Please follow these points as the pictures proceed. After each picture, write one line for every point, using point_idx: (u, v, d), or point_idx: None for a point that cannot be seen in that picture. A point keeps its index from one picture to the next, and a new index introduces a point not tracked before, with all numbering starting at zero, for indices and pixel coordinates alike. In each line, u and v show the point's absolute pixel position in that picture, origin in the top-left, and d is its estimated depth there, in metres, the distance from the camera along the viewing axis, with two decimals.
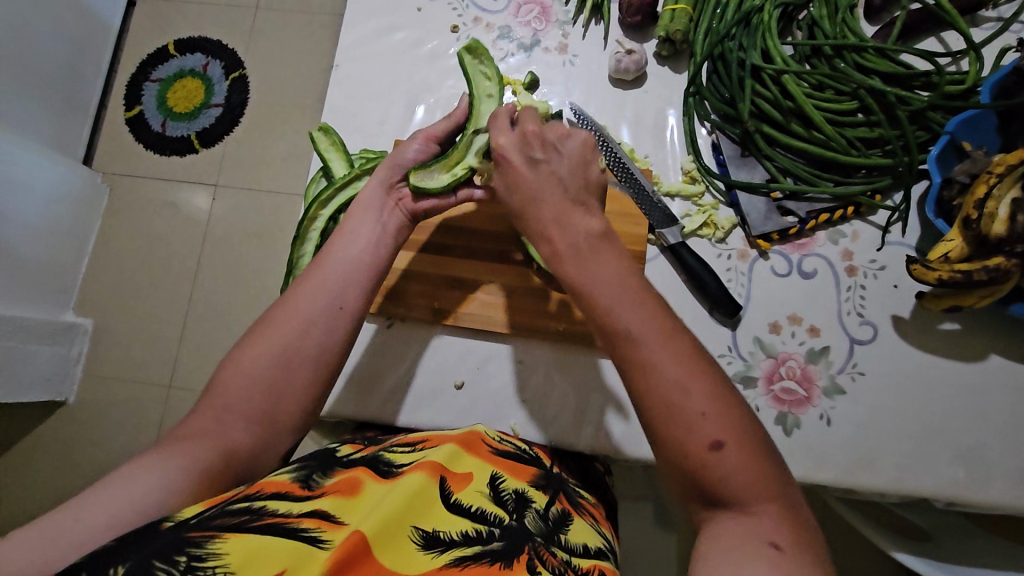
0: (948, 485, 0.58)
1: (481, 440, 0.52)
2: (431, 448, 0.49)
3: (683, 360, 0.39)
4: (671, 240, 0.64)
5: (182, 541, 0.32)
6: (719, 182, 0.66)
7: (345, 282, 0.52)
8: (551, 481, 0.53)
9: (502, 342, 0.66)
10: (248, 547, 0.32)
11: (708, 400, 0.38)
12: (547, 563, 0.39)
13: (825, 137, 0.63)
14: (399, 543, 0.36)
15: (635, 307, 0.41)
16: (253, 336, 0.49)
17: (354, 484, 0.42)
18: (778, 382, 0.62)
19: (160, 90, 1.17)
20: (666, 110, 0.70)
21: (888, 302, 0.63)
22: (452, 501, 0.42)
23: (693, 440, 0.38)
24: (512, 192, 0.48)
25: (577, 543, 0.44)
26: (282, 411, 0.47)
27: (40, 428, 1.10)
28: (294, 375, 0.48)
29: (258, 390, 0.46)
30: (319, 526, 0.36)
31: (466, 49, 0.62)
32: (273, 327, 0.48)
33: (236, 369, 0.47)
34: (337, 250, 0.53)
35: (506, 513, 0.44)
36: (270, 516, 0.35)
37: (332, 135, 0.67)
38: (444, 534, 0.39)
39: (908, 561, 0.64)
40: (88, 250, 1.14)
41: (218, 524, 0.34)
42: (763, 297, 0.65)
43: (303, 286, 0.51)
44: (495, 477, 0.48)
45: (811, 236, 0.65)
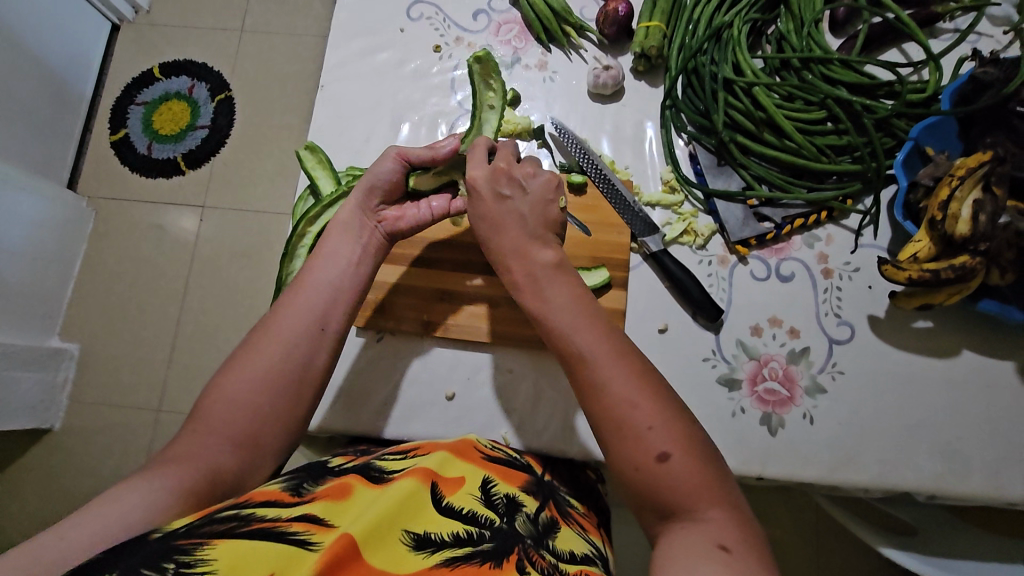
0: (928, 479, 0.60)
1: (473, 446, 0.54)
2: (423, 455, 0.50)
3: (632, 378, 0.42)
4: (654, 247, 0.66)
5: (170, 548, 0.32)
6: (697, 191, 0.69)
7: (327, 304, 0.53)
8: (541, 488, 0.53)
9: (490, 352, 0.67)
10: (237, 551, 0.33)
11: (657, 413, 0.41)
12: (536, 564, 0.40)
13: (797, 145, 0.66)
14: (386, 544, 0.37)
15: (586, 328, 0.45)
16: (234, 360, 0.50)
17: (345, 488, 0.43)
18: (761, 383, 0.64)
19: (145, 114, 1.17)
20: (644, 123, 0.72)
21: (863, 302, 0.65)
22: (443, 504, 0.43)
23: (643, 451, 0.40)
24: (480, 222, 0.53)
25: (565, 549, 0.45)
26: (264, 435, 0.47)
27: (25, 456, 1.08)
28: (277, 397, 0.48)
29: (243, 412, 0.47)
30: (308, 529, 0.37)
31: (475, 60, 0.63)
32: (258, 351, 0.49)
33: (221, 393, 0.47)
34: (315, 272, 0.54)
35: (497, 515, 0.45)
36: (258, 522, 0.36)
37: (319, 153, 0.69)
38: (435, 535, 0.40)
39: (894, 556, 0.66)
40: (73, 275, 1.13)
41: (206, 531, 0.34)
42: (743, 301, 0.67)
43: (285, 310, 0.52)
44: (487, 481, 0.49)
45: (787, 241, 0.68)
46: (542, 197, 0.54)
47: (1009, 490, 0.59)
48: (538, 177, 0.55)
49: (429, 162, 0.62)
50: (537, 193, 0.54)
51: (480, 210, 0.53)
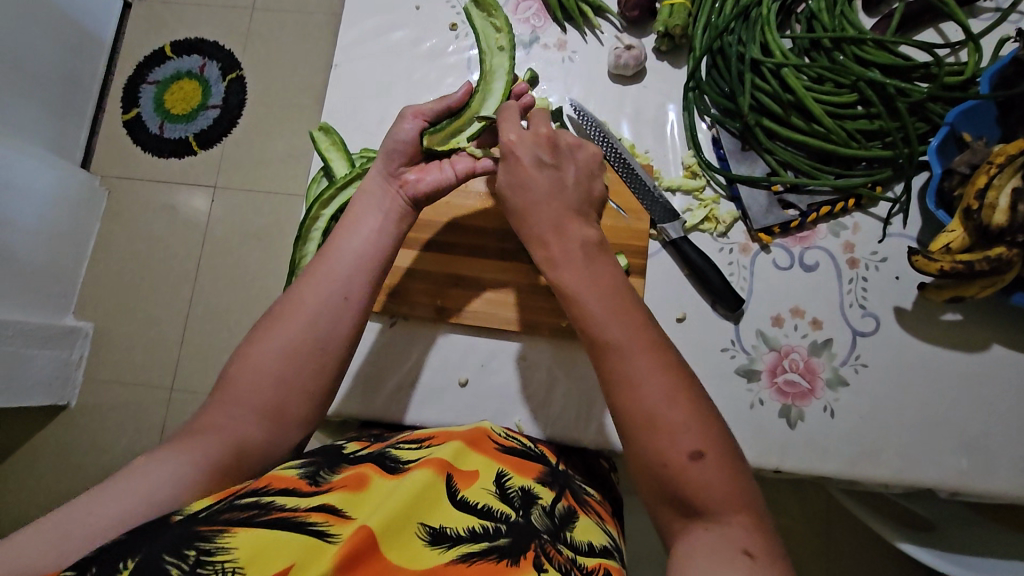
0: (950, 476, 0.58)
1: (487, 437, 0.53)
2: (439, 445, 0.49)
3: (665, 372, 0.41)
4: (673, 234, 0.64)
5: (191, 534, 0.32)
6: (719, 176, 0.66)
7: (349, 273, 0.52)
8: (557, 478, 0.53)
9: (504, 338, 0.66)
10: (255, 541, 0.33)
11: (691, 411, 0.40)
12: (553, 560, 0.39)
13: (825, 130, 0.63)
14: (402, 538, 0.37)
15: (622, 318, 0.43)
16: (260, 330, 0.49)
17: (362, 478, 0.42)
18: (781, 374, 0.63)
19: (157, 93, 1.16)
20: (666, 106, 0.70)
21: (890, 294, 0.63)
22: (458, 498, 0.43)
23: (673, 448, 0.39)
24: (515, 191, 0.50)
25: (583, 541, 0.44)
26: (290, 407, 0.47)
27: (42, 432, 1.10)
28: (304, 367, 0.48)
29: (270, 383, 0.47)
30: (326, 520, 0.36)
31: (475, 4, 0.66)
32: (282, 322, 0.49)
33: (248, 364, 0.47)
34: (340, 240, 0.53)
35: (513, 509, 0.44)
36: (277, 510, 0.36)
37: (332, 135, 0.68)
38: (451, 530, 0.40)
39: (912, 551, 0.65)
40: (87, 254, 1.14)
41: (226, 517, 0.34)
42: (764, 290, 0.65)
43: (307, 281, 0.51)
44: (501, 474, 0.48)
45: (812, 229, 0.66)
46: (587, 168, 0.53)
47: None
48: (582, 150, 0.54)
49: (443, 113, 0.60)
50: (583, 166, 0.53)
51: (516, 174, 0.51)
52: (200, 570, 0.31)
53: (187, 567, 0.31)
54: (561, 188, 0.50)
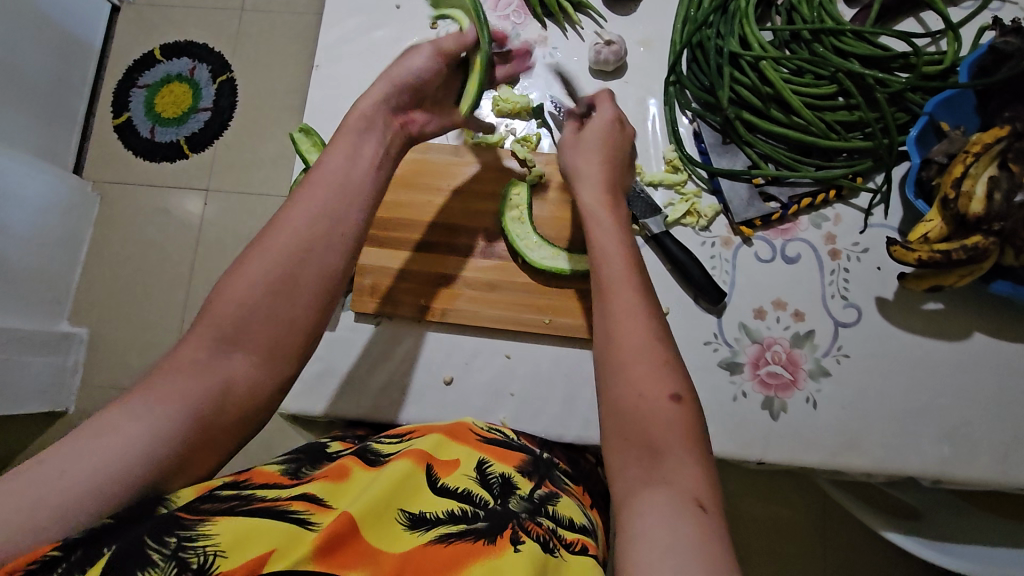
0: (933, 464, 0.59)
1: (469, 430, 0.54)
2: (419, 438, 0.50)
3: (652, 329, 0.46)
4: (655, 229, 0.64)
5: (172, 523, 0.33)
6: (701, 170, 0.66)
7: (351, 205, 0.48)
8: (538, 466, 0.53)
9: (489, 336, 0.66)
10: (237, 527, 0.33)
11: (667, 365, 0.44)
12: (530, 533, 0.40)
13: (805, 122, 0.63)
14: (382, 523, 0.37)
15: (625, 278, 0.49)
16: (246, 259, 0.45)
17: (343, 470, 0.43)
18: (764, 366, 0.63)
19: (147, 96, 1.16)
20: (647, 100, 0.70)
21: (871, 284, 0.64)
22: (437, 485, 0.44)
23: (655, 389, 0.43)
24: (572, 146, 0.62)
25: (564, 516, 0.46)
26: (277, 342, 0.44)
27: (39, 438, 1.10)
28: (293, 294, 0.45)
29: (254, 316, 0.43)
30: (308, 508, 0.37)
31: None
32: (269, 249, 0.45)
33: (229, 296, 0.43)
34: (328, 167, 0.49)
35: (491, 496, 0.45)
36: (259, 501, 0.36)
37: (313, 136, 0.67)
38: (429, 514, 0.40)
39: (898, 540, 0.66)
40: (81, 259, 1.14)
41: (207, 508, 0.35)
42: (746, 282, 0.65)
43: (305, 204, 0.47)
44: (482, 462, 0.49)
45: (794, 221, 0.66)
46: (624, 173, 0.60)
47: (1017, 475, 0.58)
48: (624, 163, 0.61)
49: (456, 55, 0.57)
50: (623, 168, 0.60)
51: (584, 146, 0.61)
52: (181, 554, 0.31)
53: (168, 552, 0.31)
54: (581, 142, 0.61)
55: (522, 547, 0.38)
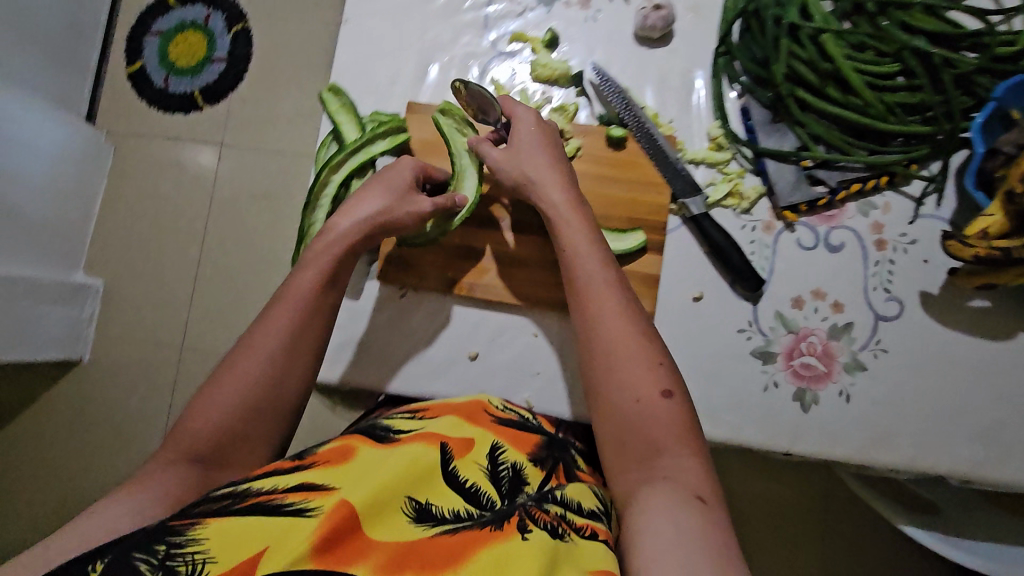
0: (962, 465, 0.58)
1: (483, 410, 0.54)
2: (433, 419, 0.51)
3: (631, 332, 0.50)
4: (695, 210, 0.62)
5: (164, 531, 0.34)
6: (746, 149, 0.63)
7: (319, 297, 0.52)
8: (553, 449, 0.53)
9: (515, 313, 0.64)
10: (226, 530, 0.34)
11: (648, 363, 0.48)
12: (537, 521, 0.40)
13: (863, 102, 0.60)
14: (384, 511, 0.38)
15: (609, 290, 0.52)
16: (214, 381, 0.48)
17: (347, 450, 0.44)
18: (797, 357, 0.61)
19: (160, 45, 1.12)
20: (694, 71, 0.66)
21: (916, 278, 0.61)
22: (449, 469, 0.44)
23: (648, 389, 0.47)
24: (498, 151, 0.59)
25: (574, 500, 0.45)
26: (246, 451, 0.46)
27: (55, 387, 1.11)
28: (260, 419, 0.47)
29: (225, 427, 0.45)
30: (305, 497, 0.37)
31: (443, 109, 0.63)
32: (235, 365, 0.48)
33: (201, 415, 0.46)
34: (292, 283, 0.52)
35: (498, 494, 0.44)
36: (253, 496, 0.37)
37: (343, 97, 0.65)
38: (437, 509, 0.40)
39: (914, 535, 0.67)
40: (94, 211, 1.12)
41: (200, 511, 0.35)
42: (786, 270, 0.63)
43: (274, 309, 0.51)
44: (495, 448, 0.49)
45: (840, 208, 0.63)
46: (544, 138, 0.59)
47: None
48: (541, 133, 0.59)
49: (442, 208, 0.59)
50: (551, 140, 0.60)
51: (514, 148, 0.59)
52: (171, 562, 0.32)
53: (157, 561, 0.32)
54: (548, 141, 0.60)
55: (529, 536, 0.38)
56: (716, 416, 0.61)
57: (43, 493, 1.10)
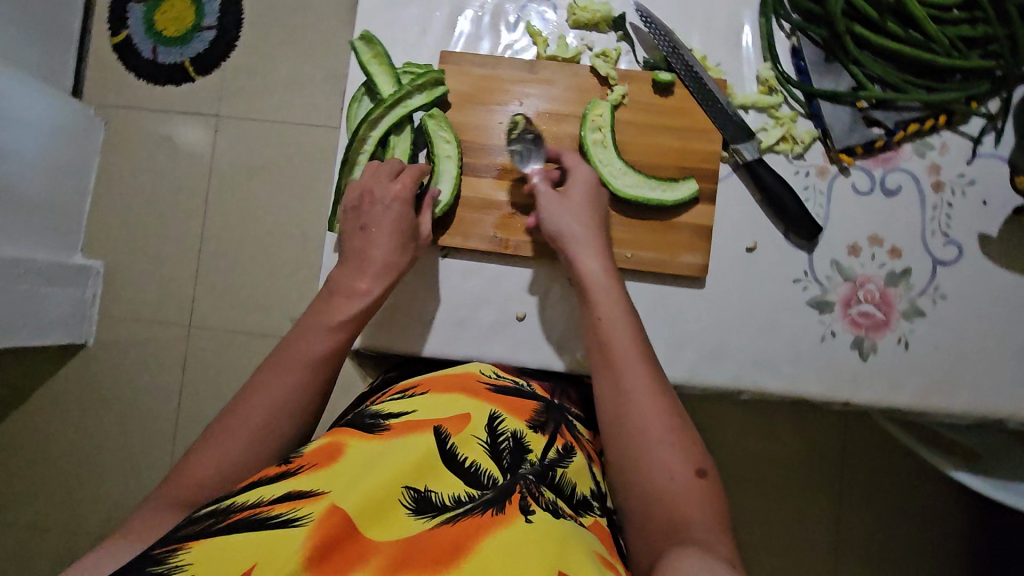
0: (1020, 406, 0.58)
1: (478, 381, 0.54)
2: (425, 396, 0.50)
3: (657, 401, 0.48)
4: (749, 156, 0.59)
5: (147, 561, 0.33)
6: (798, 91, 0.61)
7: (329, 355, 0.50)
8: (551, 413, 0.53)
9: (562, 271, 0.62)
10: (210, 550, 0.33)
11: (677, 439, 0.47)
12: (539, 500, 0.40)
13: (925, 37, 0.57)
14: (382, 504, 0.38)
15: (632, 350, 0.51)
16: (220, 424, 0.46)
17: (335, 448, 0.42)
18: (855, 306, 0.60)
19: (145, 13, 1.05)
20: (742, 11, 0.63)
21: (974, 219, 0.60)
22: (447, 447, 0.44)
23: (675, 467, 0.45)
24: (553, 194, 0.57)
25: (570, 483, 0.46)
26: None
27: (61, 371, 1.09)
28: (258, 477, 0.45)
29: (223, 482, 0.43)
30: (292, 505, 0.36)
31: (430, 115, 0.59)
32: (242, 413, 0.46)
33: (201, 462, 0.44)
34: (301, 345, 0.49)
35: (499, 467, 0.44)
36: (236, 513, 0.36)
37: (376, 46, 0.60)
38: (436, 496, 0.40)
39: (963, 478, 0.67)
40: (90, 190, 1.08)
41: (183, 533, 0.35)
42: (842, 217, 0.61)
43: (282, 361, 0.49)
44: (493, 416, 0.49)
45: (896, 149, 0.61)
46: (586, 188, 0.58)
47: None
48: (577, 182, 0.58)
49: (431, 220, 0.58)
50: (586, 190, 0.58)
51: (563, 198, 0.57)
52: None
53: None
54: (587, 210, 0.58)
55: (533, 518, 0.38)
56: (770, 367, 0.60)
57: (57, 477, 1.08)
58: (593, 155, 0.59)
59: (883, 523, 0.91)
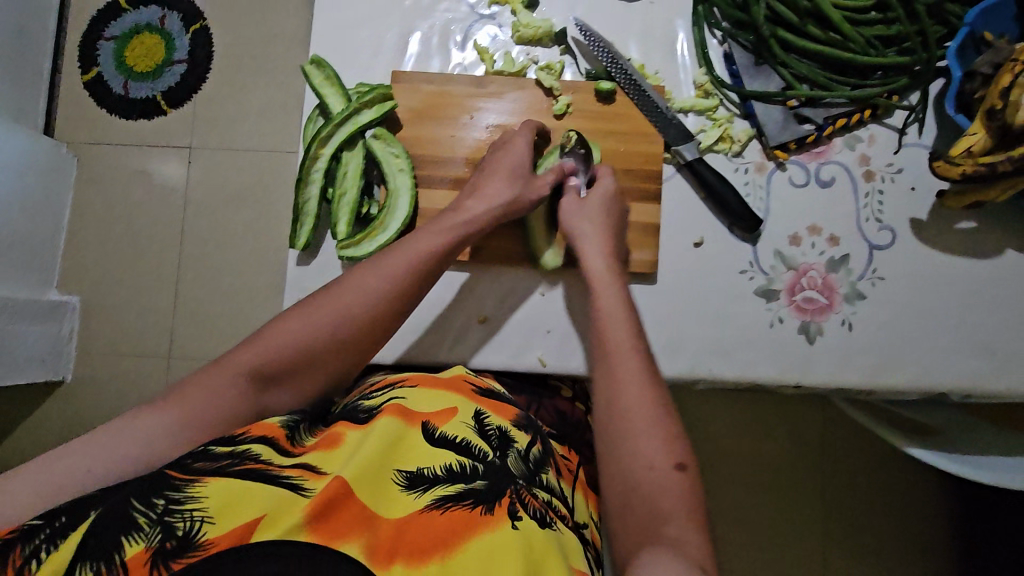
0: (963, 379, 0.60)
1: (465, 381, 0.56)
2: (415, 389, 0.53)
3: (647, 386, 0.49)
4: (689, 156, 0.62)
5: (164, 484, 0.37)
6: (732, 94, 0.64)
7: (408, 273, 0.52)
8: (532, 421, 0.55)
9: (520, 275, 0.64)
10: (225, 492, 0.37)
11: (665, 430, 0.47)
12: (527, 505, 0.43)
13: (843, 38, 0.61)
14: (378, 486, 0.41)
15: (626, 331, 0.52)
16: (307, 304, 0.50)
17: (336, 437, 0.45)
18: (800, 293, 0.63)
19: (116, 49, 1.07)
20: (675, 21, 0.67)
21: (905, 205, 0.63)
22: (435, 436, 0.47)
23: (653, 456, 0.45)
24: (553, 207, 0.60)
25: (552, 484, 0.49)
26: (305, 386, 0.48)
27: (41, 409, 1.08)
28: (327, 360, 0.49)
29: (296, 356, 0.47)
30: (303, 474, 0.40)
31: (375, 135, 0.62)
32: (329, 301, 0.49)
33: (285, 332, 0.48)
34: (395, 256, 0.52)
35: (490, 449, 0.47)
36: (252, 461, 0.39)
37: (326, 68, 0.63)
38: (428, 472, 0.44)
39: (919, 454, 0.69)
40: (65, 227, 1.09)
41: (198, 466, 0.38)
42: (781, 209, 0.64)
43: (370, 269, 0.51)
44: (480, 413, 0.52)
45: (828, 143, 0.64)
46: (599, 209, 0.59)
47: None
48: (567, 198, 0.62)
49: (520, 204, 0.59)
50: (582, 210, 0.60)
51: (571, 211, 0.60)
52: (168, 518, 0.35)
53: (155, 516, 0.35)
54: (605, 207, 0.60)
55: (519, 525, 0.40)
56: (725, 355, 0.62)
57: None
58: (548, 154, 0.64)
59: (860, 509, 0.93)
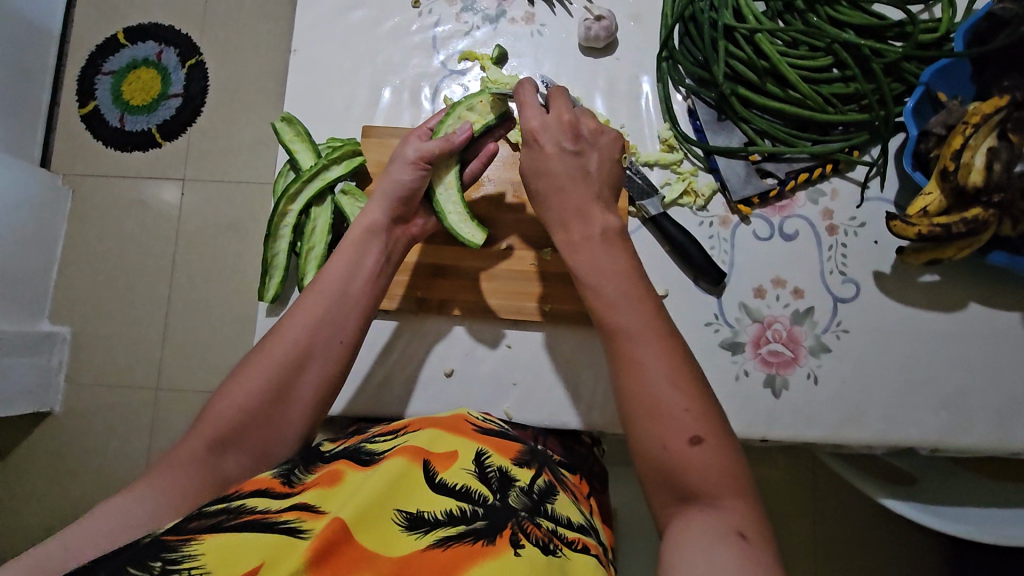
0: (931, 434, 0.60)
1: (466, 422, 0.52)
2: (413, 432, 0.48)
3: (667, 357, 0.44)
4: (652, 211, 0.63)
5: (157, 547, 0.32)
6: (697, 149, 0.65)
7: (339, 305, 0.51)
8: (536, 455, 0.51)
9: (488, 326, 0.65)
10: (222, 544, 0.32)
11: (691, 400, 0.42)
12: (530, 535, 0.38)
13: (801, 95, 0.62)
14: (379, 528, 0.36)
15: (636, 304, 0.47)
16: (250, 360, 0.48)
17: (335, 475, 0.41)
18: (764, 345, 0.63)
19: (113, 84, 1.10)
20: (640, 77, 0.68)
21: (868, 257, 0.64)
22: (436, 482, 0.42)
23: (675, 430, 0.41)
24: (538, 176, 0.54)
25: (563, 514, 0.44)
26: (275, 449, 0.46)
27: (28, 441, 1.08)
28: (285, 412, 0.47)
29: (251, 415, 0.45)
30: (299, 517, 0.35)
31: (344, 190, 0.63)
32: (270, 351, 0.48)
33: (230, 399, 0.46)
34: (323, 285, 0.52)
35: (490, 491, 0.43)
36: (249, 514, 0.35)
37: (297, 125, 0.65)
38: (428, 514, 0.39)
39: (895, 506, 0.67)
40: (57, 258, 1.10)
41: (195, 526, 0.34)
42: (745, 261, 0.65)
43: (295, 312, 0.50)
44: (481, 453, 0.48)
45: (791, 197, 0.65)
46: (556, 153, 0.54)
47: (1013, 440, 0.59)
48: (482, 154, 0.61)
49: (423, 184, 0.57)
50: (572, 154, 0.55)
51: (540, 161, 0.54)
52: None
53: None
54: (586, 179, 0.54)
55: (522, 552, 0.36)
56: None
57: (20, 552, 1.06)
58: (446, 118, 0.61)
59: (850, 556, 0.90)
